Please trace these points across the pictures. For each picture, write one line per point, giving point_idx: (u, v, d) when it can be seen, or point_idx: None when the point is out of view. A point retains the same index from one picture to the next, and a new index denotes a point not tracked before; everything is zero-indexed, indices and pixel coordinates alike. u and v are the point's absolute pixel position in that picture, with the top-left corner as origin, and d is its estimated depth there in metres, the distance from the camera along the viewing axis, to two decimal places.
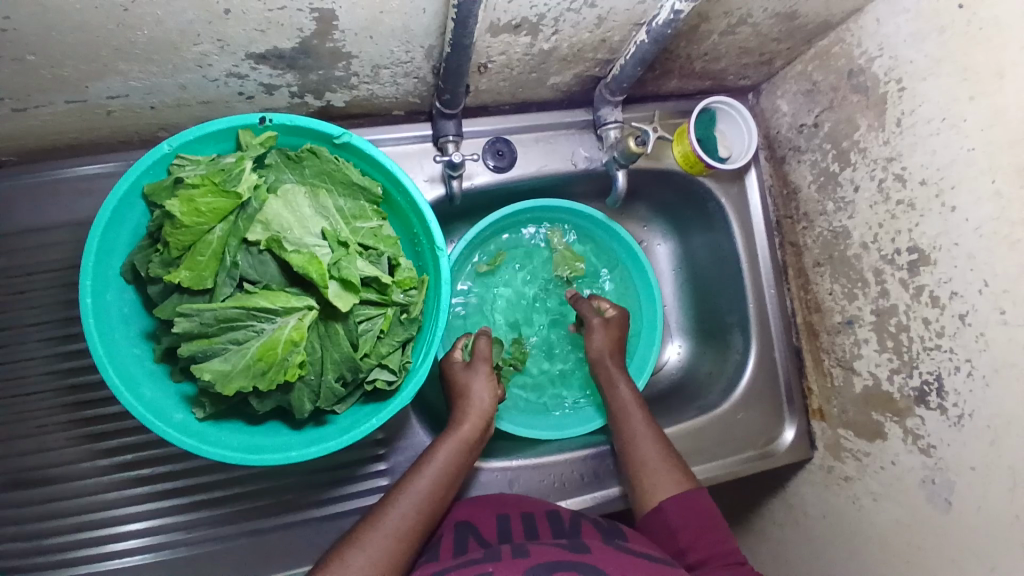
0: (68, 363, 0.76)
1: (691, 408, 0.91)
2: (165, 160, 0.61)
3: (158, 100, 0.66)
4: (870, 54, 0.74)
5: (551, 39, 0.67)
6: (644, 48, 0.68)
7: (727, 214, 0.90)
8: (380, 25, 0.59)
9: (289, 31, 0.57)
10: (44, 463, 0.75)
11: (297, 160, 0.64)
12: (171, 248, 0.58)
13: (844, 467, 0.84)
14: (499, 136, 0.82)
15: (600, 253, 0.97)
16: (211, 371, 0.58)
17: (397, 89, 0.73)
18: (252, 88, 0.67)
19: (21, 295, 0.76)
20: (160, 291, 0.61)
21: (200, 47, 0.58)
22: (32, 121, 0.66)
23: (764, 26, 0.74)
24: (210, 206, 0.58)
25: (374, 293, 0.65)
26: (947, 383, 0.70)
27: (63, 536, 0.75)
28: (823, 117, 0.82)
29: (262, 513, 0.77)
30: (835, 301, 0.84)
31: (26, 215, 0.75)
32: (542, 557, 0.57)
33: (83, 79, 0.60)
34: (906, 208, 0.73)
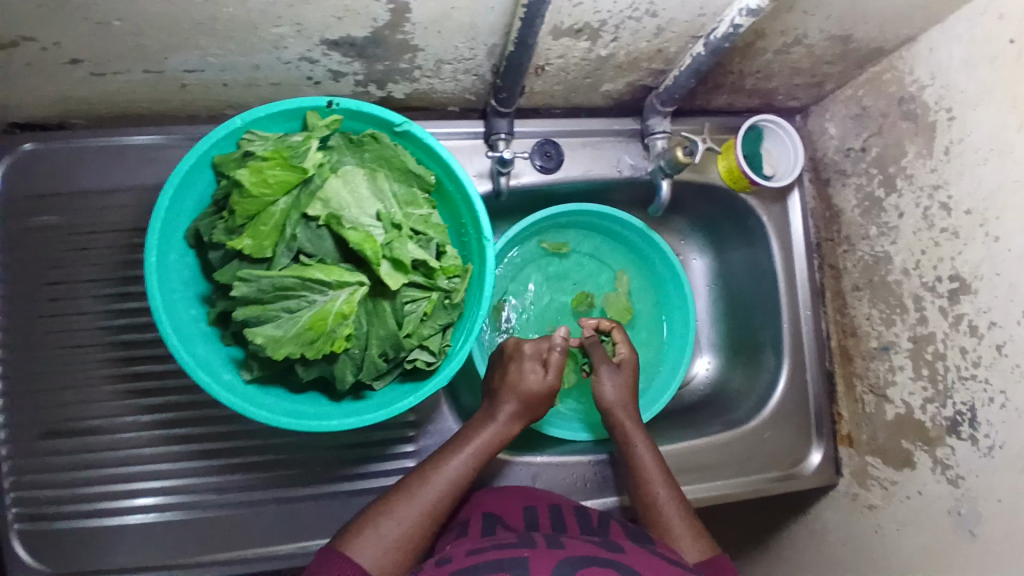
0: (120, 321, 0.80)
1: (718, 423, 0.92)
2: (236, 134, 0.65)
3: (231, 77, 0.70)
4: (921, 82, 0.75)
5: (609, 46, 0.69)
6: (700, 60, 0.70)
7: (768, 232, 0.91)
8: (449, 21, 0.62)
9: (364, 20, 0.60)
10: (89, 414, 0.79)
11: (359, 144, 0.67)
12: (236, 216, 0.62)
13: (870, 495, 0.84)
14: (548, 138, 0.85)
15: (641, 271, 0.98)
16: (263, 336, 0.60)
17: (455, 85, 0.76)
18: (321, 73, 0.71)
19: (83, 252, 0.80)
20: (221, 257, 0.64)
21: (278, 29, 0.62)
22: (113, 87, 0.71)
23: (818, 47, 0.75)
24: (277, 179, 0.61)
25: (421, 276, 0.68)
26: (981, 414, 0.70)
27: (101, 486, 0.79)
28: (871, 141, 0.82)
29: (291, 482, 0.80)
30: (872, 326, 0.84)
31: (95, 177, 0.80)
32: (577, 551, 0.57)
33: (164, 50, 0.64)
34: (950, 236, 0.73)
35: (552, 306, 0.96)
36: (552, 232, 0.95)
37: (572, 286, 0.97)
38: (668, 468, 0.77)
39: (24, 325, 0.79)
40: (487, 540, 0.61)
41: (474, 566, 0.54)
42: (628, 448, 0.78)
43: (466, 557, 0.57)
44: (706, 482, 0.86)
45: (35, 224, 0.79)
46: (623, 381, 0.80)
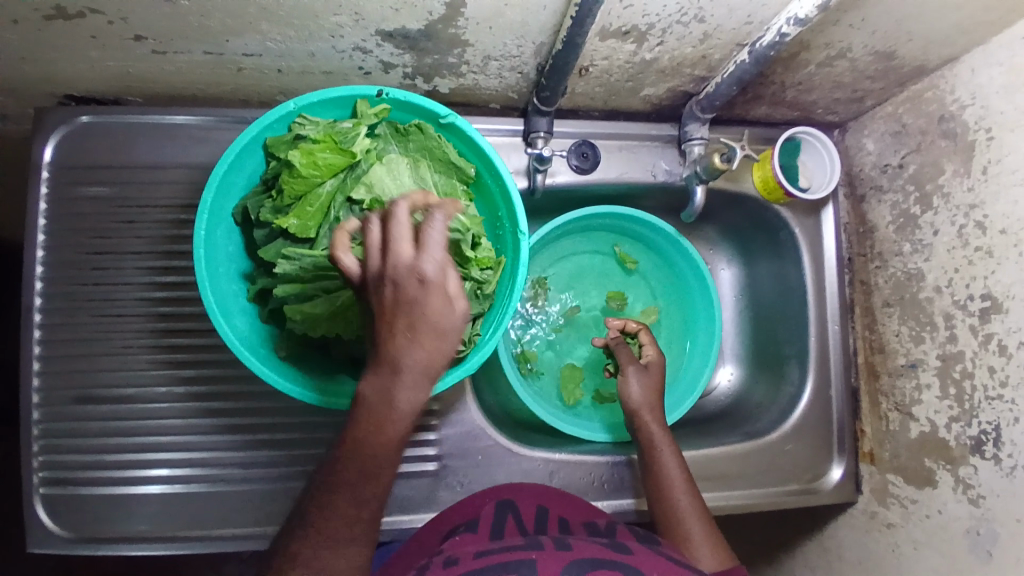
0: (160, 294, 0.83)
1: (738, 433, 0.91)
2: (288, 117, 0.67)
3: (286, 63, 0.73)
4: (963, 102, 0.75)
5: (653, 50, 0.70)
6: (743, 68, 0.71)
7: (799, 244, 0.91)
8: (501, 17, 0.64)
9: (420, 13, 0.62)
10: (125, 382, 0.82)
11: (404, 134, 0.70)
12: (285, 196, 0.64)
13: (889, 513, 0.83)
14: (586, 140, 0.86)
15: (680, 298, 0.98)
16: (302, 312, 0.63)
17: (500, 82, 0.78)
18: (372, 64, 0.73)
19: (130, 224, 0.83)
20: (265, 235, 0.66)
21: (336, 18, 0.64)
22: (172, 67, 0.73)
23: (862, 62, 0.75)
24: (326, 162, 0.64)
25: (455, 266, 0.67)
26: (1005, 434, 0.69)
27: (129, 454, 0.81)
28: (909, 159, 0.82)
29: (314, 461, 0.82)
30: (900, 343, 0.84)
31: (147, 154, 0.82)
32: (585, 552, 0.58)
33: (225, 32, 0.67)
34: (984, 255, 0.72)
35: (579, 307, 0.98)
36: (583, 234, 0.96)
37: (599, 290, 0.98)
38: (690, 475, 0.77)
39: (67, 292, 0.82)
40: (496, 543, 0.62)
41: (483, 563, 0.55)
42: (651, 450, 0.79)
43: (474, 557, 0.57)
44: (723, 491, 0.86)
45: (86, 194, 0.82)
46: (651, 382, 0.83)
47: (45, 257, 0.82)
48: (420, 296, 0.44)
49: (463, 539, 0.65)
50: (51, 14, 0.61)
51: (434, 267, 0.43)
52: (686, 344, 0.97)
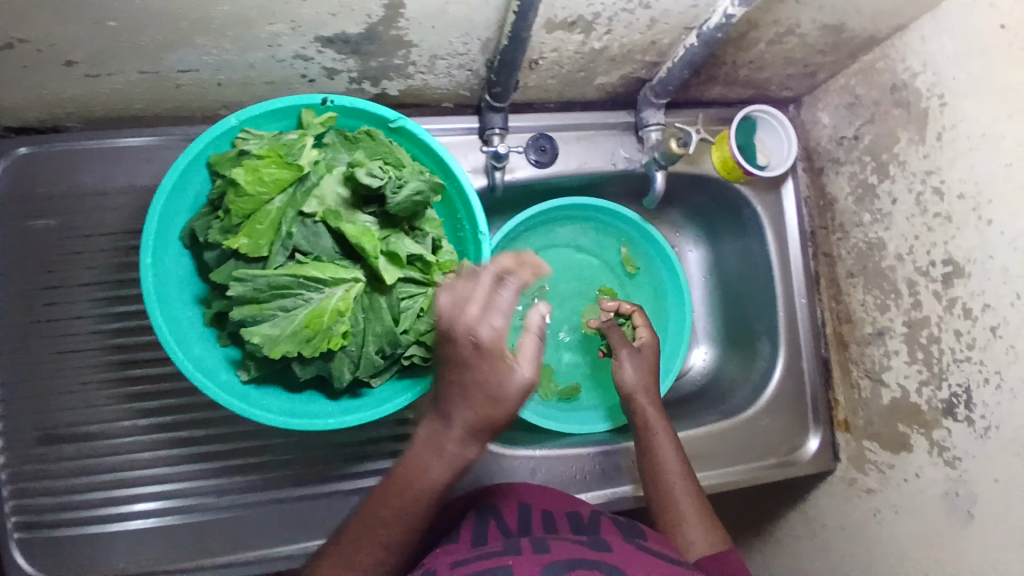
0: (117, 324, 0.80)
1: (715, 412, 0.92)
2: (231, 133, 0.65)
3: (225, 76, 0.70)
4: (913, 70, 0.75)
5: (603, 38, 0.69)
6: (694, 51, 0.70)
7: (762, 222, 0.91)
8: (444, 16, 0.62)
9: (359, 16, 0.60)
10: (88, 418, 0.79)
11: (354, 141, 0.67)
12: (233, 215, 0.62)
13: (867, 479, 0.85)
14: (543, 133, 0.85)
15: (651, 306, 0.98)
16: (260, 336, 0.60)
17: (450, 80, 0.76)
18: (315, 71, 0.70)
19: (79, 255, 0.80)
20: (216, 257, 0.65)
21: (273, 27, 0.61)
22: (105, 89, 0.70)
23: (811, 37, 0.75)
24: (272, 177, 0.61)
25: (416, 271, 0.68)
26: (976, 395, 0.70)
27: (98, 492, 0.78)
28: (864, 129, 0.83)
29: (292, 481, 0.80)
30: (866, 312, 0.85)
31: (89, 180, 0.79)
32: (562, 554, 0.58)
33: (158, 50, 0.64)
34: (943, 221, 0.73)
35: (558, 293, 0.97)
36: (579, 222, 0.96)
37: (578, 278, 0.97)
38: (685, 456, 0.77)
39: (19, 331, 0.78)
40: (476, 550, 0.62)
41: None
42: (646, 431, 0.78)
43: (452, 569, 0.57)
44: (703, 471, 0.87)
45: (30, 228, 0.79)
46: (644, 363, 0.83)
47: None
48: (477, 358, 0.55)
49: (445, 548, 0.64)
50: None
51: None
52: (657, 326, 0.97)
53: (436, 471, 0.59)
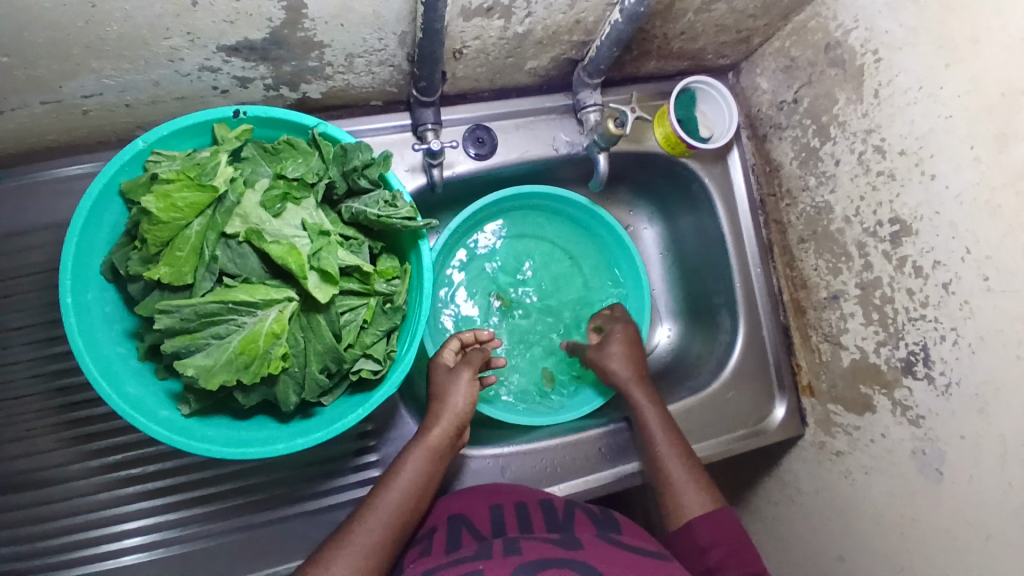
0: (53, 366, 0.76)
1: (682, 389, 0.92)
2: (141, 156, 0.61)
3: (133, 97, 0.66)
4: (846, 27, 0.74)
5: (525, 22, 0.67)
6: (619, 27, 0.68)
7: (711, 193, 0.90)
8: (350, 12, 0.59)
9: (259, 21, 0.57)
10: (36, 466, 0.75)
11: (274, 152, 0.64)
12: (150, 244, 0.58)
13: (836, 442, 0.85)
14: (479, 123, 0.82)
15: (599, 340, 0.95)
16: (194, 367, 0.57)
17: (373, 78, 0.73)
18: (226, 81, 0.66)
19: (6, 299, 0.75)
20: (141, 289, 0.61)
21: (170, 41, 0.58)
22: (6, 123, 0.66)
23: (739, 2, 0.73)
24: (187, 201, 0.58)
25: (356, 283, 0.65)
26: (934, 353, 0.70)
27: (56, 539, 0.75)
28: (803, 92, 0.81)
29: (256, 508, 0.77)
30: (820, 276, 0.85)
31: (4, 219, 0.75)
32: (533, 554, 0.57)
33: (56, 78, 0.60)
34: (887, 179, 0.73)
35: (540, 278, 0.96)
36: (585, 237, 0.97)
37: (561, 273, 0.97)
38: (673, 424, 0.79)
39: None
40: (448, 558, 0.61)
41: None
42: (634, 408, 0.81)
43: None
44: None
45: None
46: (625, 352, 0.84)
47: None
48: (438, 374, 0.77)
49: (418, 562, 0.63)
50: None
51: None
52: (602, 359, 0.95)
53: (399, 475, 0.69)
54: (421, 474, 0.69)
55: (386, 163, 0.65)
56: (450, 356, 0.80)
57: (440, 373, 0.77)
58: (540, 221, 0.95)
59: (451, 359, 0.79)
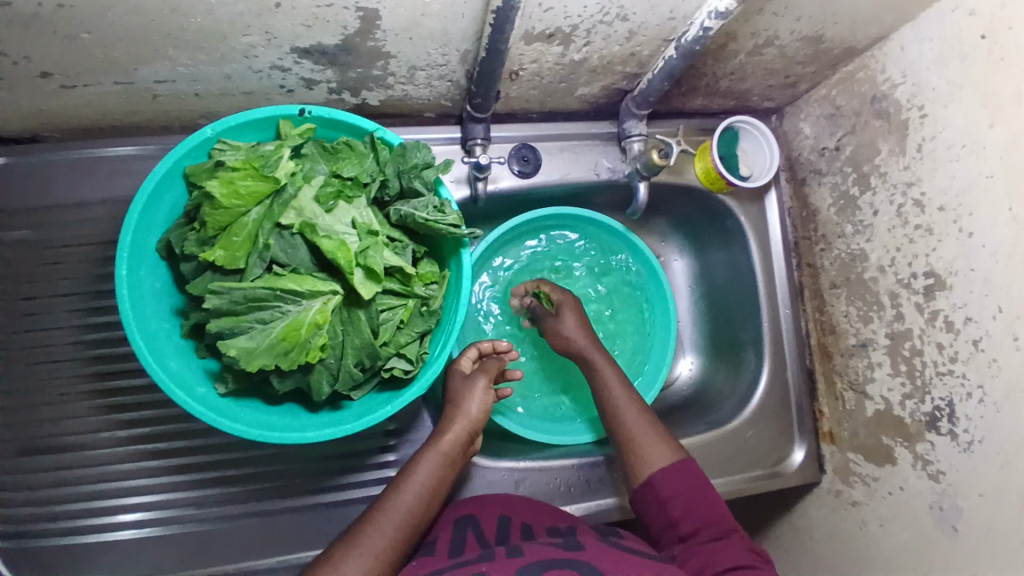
0: (94, 336, 0.79)
1: (701, 423, 0.92)
2: (207, 144, 0.64)
3: (203, 88, 0.69)
4: (893, 81, 0.76)
5: (582, 50, 0.69)
6: (673, 63, 0.70)
7: (746, 231, 0.91)
8: (420, 27, 0.62)
9: (334, 28, 0.60)
10: (65, 430, 0.78)
11: (333, 152, 0.67)
12: (208, 227, 0.61)
13: (852, 492, 0.84)
14: (525, 143, 0.84)
15: (628, 359, 0.96)
16: (237, 348, 0.59)
17: (430, 91, 0.76)
18: (293, 82, 0.70)
19: (56, 266, 0.78)
20: (193, 269, 0.63)
21: (248, 38, 0.61)
22: (79, 98, 0.69)
23: (790, 48, 0.75)
24: (248, 189, 0.60)
25: (397, 283, 0.67)
26: (959, 409, 0.70)
27: (78, 504, 0.77)
28: (845, 141, 0.83)
29: (274, 494, 0.79)
30: (850, 323, 0.85)
31: (63, 190, 0.78)
32: (536, 556, 0.59)
33: (133, 62, 0.63)
34: (924, 233, 0.73)
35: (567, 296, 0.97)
36: (614, 258, 0.98)
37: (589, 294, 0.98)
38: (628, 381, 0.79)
39: None
40: (452, 561, 0.63)
41: None
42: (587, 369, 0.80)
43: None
44: None
45: (6, 239, 0.78)
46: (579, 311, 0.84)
47: None
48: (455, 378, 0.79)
49: (422, 563, 0.65)
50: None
51: None
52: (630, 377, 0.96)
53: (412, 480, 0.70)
54: (434, 478, 0.70)
55: (445, 171, 0.67)
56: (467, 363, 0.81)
57: (458, 378, 0.79)
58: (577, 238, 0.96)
59: (468, 366, 0.81)
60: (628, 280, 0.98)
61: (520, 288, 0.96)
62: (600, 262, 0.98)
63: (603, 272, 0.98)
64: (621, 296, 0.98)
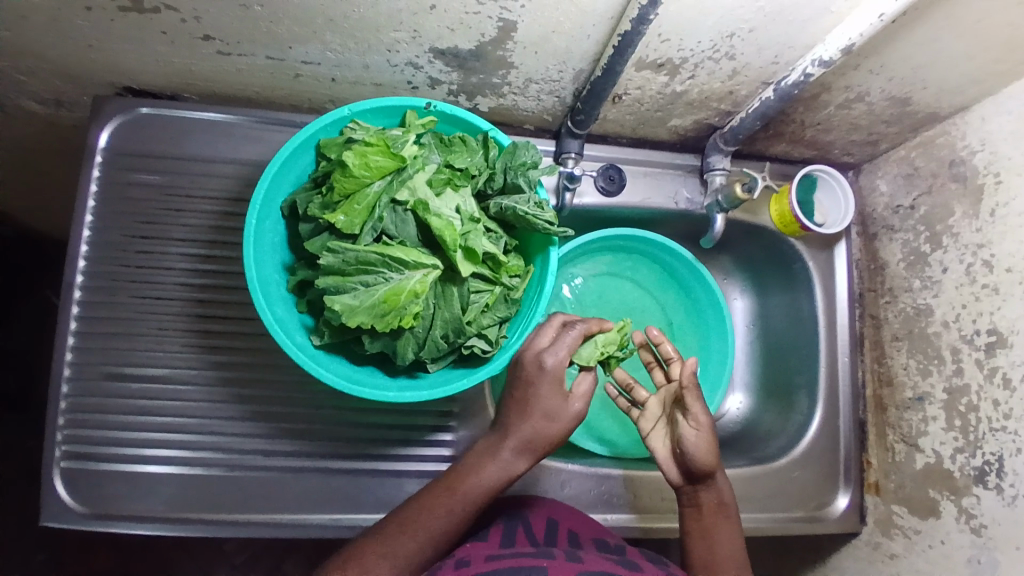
0: (199, 281, 0.86)
1: (746, 458, 0.93)
2: (342, 121, 0.72)
3: (341, 73, 0.77)
4: (972, 148, 0.79)
5: (685, 82, 0.75)
6: (768, 104, 0.76)
7: (812, 276, 0.94)
8: (547, 43, 0.69)
9: (473, 34, 0.67)
10: (156, 363, 0.84)
11: (448, 144, 0.73)
12: (335, 192, 0.68)
13: (892, 544, 0.85)
14: (613, 164, 0.90)
15: None
16: (341, 303, 0.65)
17: (537, 104, 0.83)
18: (420, 79, 0.78)
19: (177, 213, 0.86)
20: (311, 229, 0.70)
21: (396, 33, 0.68)
22: (231, 66, 0.77)
23: (878, 106, 0.80)
24: (377, 164, 0.67)
25: (487, 269, 0.73)
26: (1008, 464, 0.71)
27: (152, 433, 0.83)
28: (920, 200, 0.86)
29: (336, 454, 0.85)
30: (908, 376, 0.87)
31: (197, 148, 0.87)
32: (596, 565, 0.61)
33: (290, 40, 0.70)
34: (990, 292, 0.76)
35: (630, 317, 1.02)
36: (679, 287, 1.01)
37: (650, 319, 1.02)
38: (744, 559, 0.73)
39: (107, 272, 0.85)
40: (505, 549, 0.65)
41: (496, 569, 0.58)
42: (711, 515, 0.75)
43: (488, 563, 0.60)
44: None
45: (137, 181, 0.86)
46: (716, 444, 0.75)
47: (92, 237, 0.85)
48: (540, 378, 0.72)
49: (474, 545, 0.67)
50: (126, 6, 0.64)
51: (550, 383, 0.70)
52: None
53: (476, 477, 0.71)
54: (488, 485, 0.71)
55: (548, 174, 0.74)
56: (557, 358, 0.72)
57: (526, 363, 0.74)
58: (644, 269, 1.02)
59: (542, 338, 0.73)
60: (688, 308, 1.02)
61: (585, 302, 1.01)
62: (664, 290, 1.02)
63: (665, 299, 1.02)
64: (680, 326, 1.02)
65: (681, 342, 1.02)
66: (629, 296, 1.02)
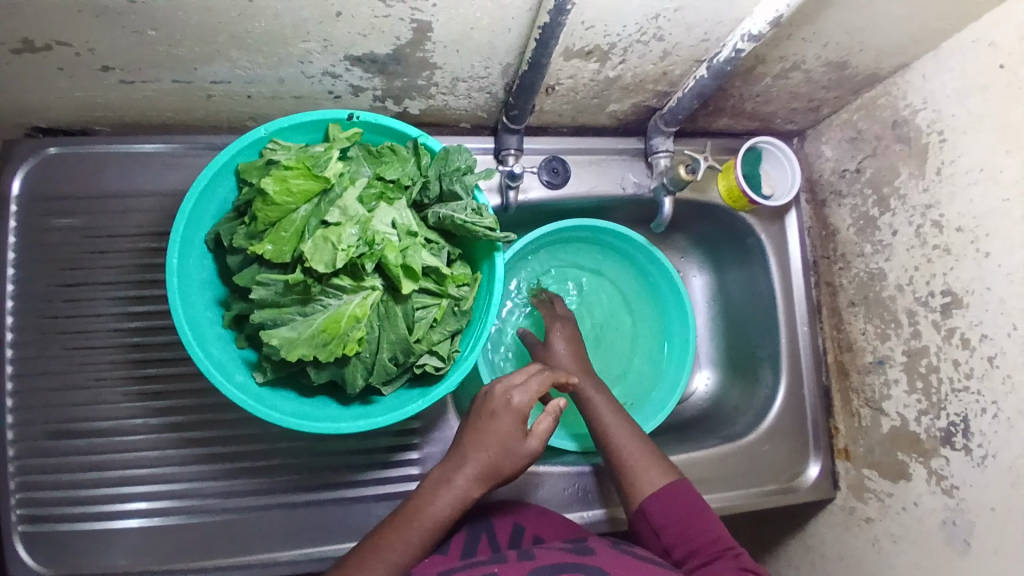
0: (134, 324, 0.81)
1: (715, 437, 0.93)
2: (260, 143, 0.67)
3: (256, 90, 0.73)
4: (914, 107, 0.78)
5: (617, 67, 0.72)
6: (703, 82, 0.73)
7: (767, 250, 0.93)
8: (467, 40, 0.65)
9: (388, 38, 0.63)
10: (98, 415, 0.79)
11: (377, 155, 0.69)
12: (259, 222, 0.64)
13: (866, 508, 0.86)
14: (556, 155, 0.88)
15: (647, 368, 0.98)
16: (279, 337, 0.61)
17: (469, 102, 0.79)
18: (342, 88, 0.73)
19: (102, 255, 0.81)
20: (240, 261, 0.67)
21: (306, 44, 0.64)
22: (136, 94, 0.71)
23: (816, 73, 0.79)
24: (299, 187, 0.63)
25: (432, 283, 0.70)
26: (974, 424, 0.72)
27: (104, 489, 0.79)
28: (866, 163, 0.86)
29: (298, 486, 0.81)
30: (867, 341, 0.87)
31: (114, 182, 0.81)
32: (547, 560, 0.61)
33: (194, 61, 0.65)
34: (942, 253, 0.76)
35: (588, 305, 1.00)
36: (634, 270, 1.00)
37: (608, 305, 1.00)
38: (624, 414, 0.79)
39: (34, 325, 0.79)
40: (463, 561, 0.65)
41: None
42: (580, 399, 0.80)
43: None
44: (707, 494, 0.87)
45: (54, 226, 0.80)
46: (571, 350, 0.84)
47: (15, 291, 0.80)
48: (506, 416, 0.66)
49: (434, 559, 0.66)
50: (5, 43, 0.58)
51: (522, 396, 0.67)
52: (647, 386, 0.97)
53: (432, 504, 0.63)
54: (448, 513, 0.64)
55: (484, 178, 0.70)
56: (526, 398, 0.67)
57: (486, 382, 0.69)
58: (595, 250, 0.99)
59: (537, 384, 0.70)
60: (644, 290, 1.00)
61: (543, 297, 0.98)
62: (618, 274, 1.01)
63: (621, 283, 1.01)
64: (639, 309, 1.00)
65: (642, 325, 1.00)
66: (585, 285, 1.00)
